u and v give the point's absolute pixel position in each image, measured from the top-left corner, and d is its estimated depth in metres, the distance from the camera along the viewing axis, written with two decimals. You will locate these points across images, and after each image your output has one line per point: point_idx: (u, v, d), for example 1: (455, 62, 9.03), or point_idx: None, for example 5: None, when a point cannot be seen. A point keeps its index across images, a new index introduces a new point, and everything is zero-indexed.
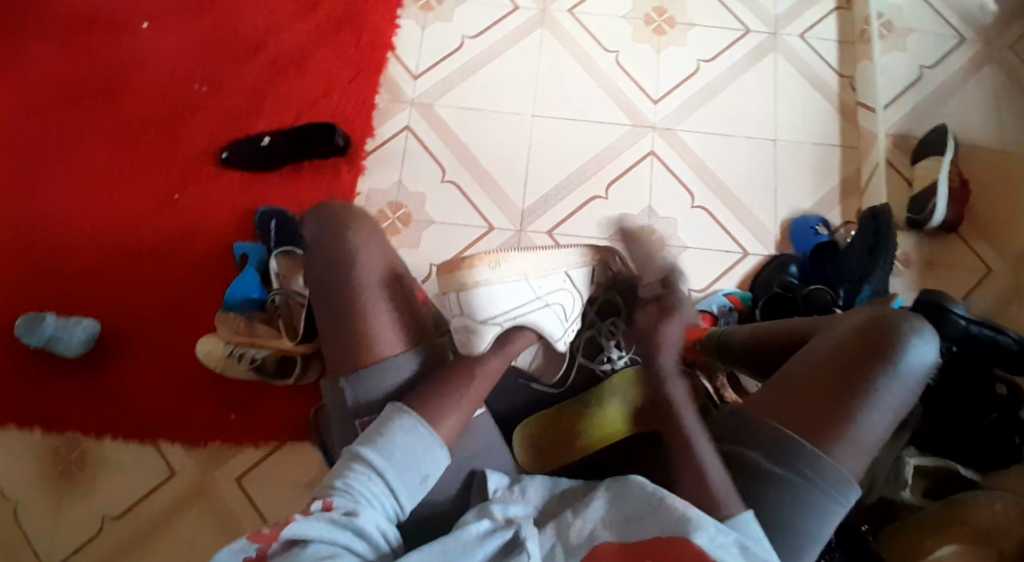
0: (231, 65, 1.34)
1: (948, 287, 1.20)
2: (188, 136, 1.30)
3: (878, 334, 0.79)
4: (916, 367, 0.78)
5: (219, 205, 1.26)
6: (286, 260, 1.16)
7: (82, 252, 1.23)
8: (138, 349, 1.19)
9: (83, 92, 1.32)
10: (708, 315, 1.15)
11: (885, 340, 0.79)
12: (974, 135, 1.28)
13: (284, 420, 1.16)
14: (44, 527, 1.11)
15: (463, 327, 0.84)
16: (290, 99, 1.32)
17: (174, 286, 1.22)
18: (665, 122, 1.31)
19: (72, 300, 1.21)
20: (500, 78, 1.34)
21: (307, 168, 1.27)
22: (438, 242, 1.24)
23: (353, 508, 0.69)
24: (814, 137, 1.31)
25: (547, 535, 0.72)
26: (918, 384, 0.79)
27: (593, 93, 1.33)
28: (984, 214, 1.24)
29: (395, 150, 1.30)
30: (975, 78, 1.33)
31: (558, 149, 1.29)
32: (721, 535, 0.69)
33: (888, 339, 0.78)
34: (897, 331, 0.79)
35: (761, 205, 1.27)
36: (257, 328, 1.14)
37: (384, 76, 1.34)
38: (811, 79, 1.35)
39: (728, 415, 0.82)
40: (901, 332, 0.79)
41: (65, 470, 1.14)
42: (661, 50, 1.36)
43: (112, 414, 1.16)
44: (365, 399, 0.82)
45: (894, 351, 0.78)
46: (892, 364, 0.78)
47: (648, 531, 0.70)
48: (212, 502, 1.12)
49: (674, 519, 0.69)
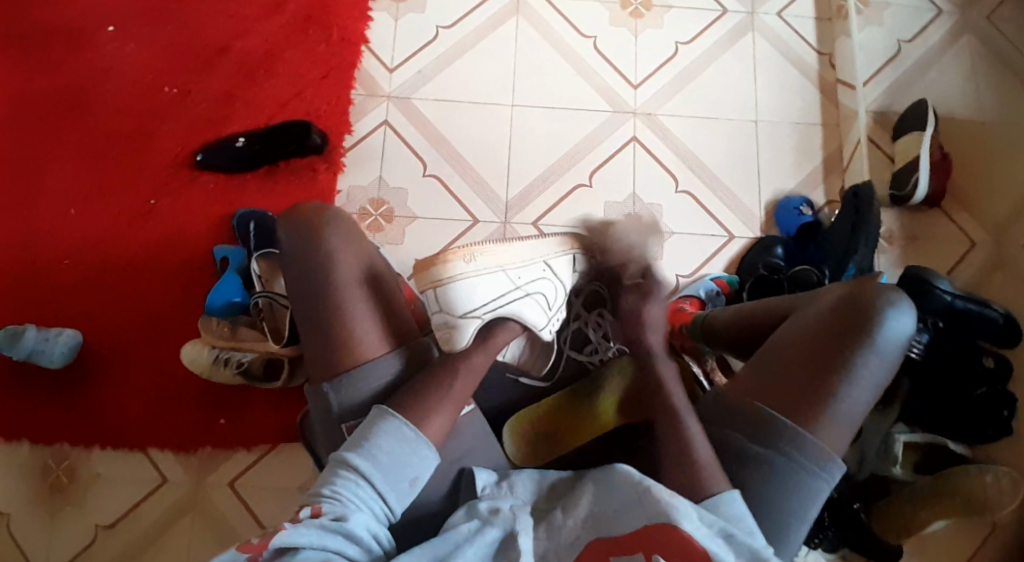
0: (201, 66, 1.32)
1: (933, 262, 1.20)
2: (161, 140, 1.28)
3: (853, 309, 0.79)
4: (893, 341, 0.78)
5: (197, 209, 1.25)
6: (265, 262, 1.13)
7: (61, 262, 1.22)
8: (123, 359, 1.18)
9: (53, 99, 1.30)
10: (696, 299, 1.15)
11: (863, 314, 0.78)
12: (954, 108, 1.28)
13: (274, 423, 1.15)
14: (37, 540, 1.10)
15: (444, 324, 0.83)
16: (262, 99, 1.30)
17: (156, 292, 1.21)
18: (645, 107, 1.30)
19: (53, 312, 1.19)
20: (477, 68, 1.32)
21: (284, 169, 1.26)
22: (422, 236, 1.23)
23: (341, 514, 0.69)
24: (794, 116, 1.30)
25: (540, 540, 0.73)
26: (896, 357, 0.78)
27: (572, 80, 1.31)
28: (967, 188, 1.24)
29: (374, 146, 1.28)
30: (953, 50, 1.32)
31: (539, 139, 1.28)
32: (702, 522, 0.69)
33: (864, 314, 0.78)
34: (873, 306, 0.78)
35: (744, 187, 1.26)
36: (241, 332, 1.13)
37: (359, 71, 1.33)
38: (790, 57, 1.34)
39: (711, 398, 0.82)
40: (878, 306, 0.78)
41: (56, 483, 1.13)
42: (638, 34, 1.35)
43: (99, 425, 1.15)
44: (349, 403, 0.81)
45: (870, 326, 0.77)
46: (871, 338, 0.77)
47: (634, 524, 0.71)
48: (205, 512, 1.12)
49: (662, 511, 0.69)
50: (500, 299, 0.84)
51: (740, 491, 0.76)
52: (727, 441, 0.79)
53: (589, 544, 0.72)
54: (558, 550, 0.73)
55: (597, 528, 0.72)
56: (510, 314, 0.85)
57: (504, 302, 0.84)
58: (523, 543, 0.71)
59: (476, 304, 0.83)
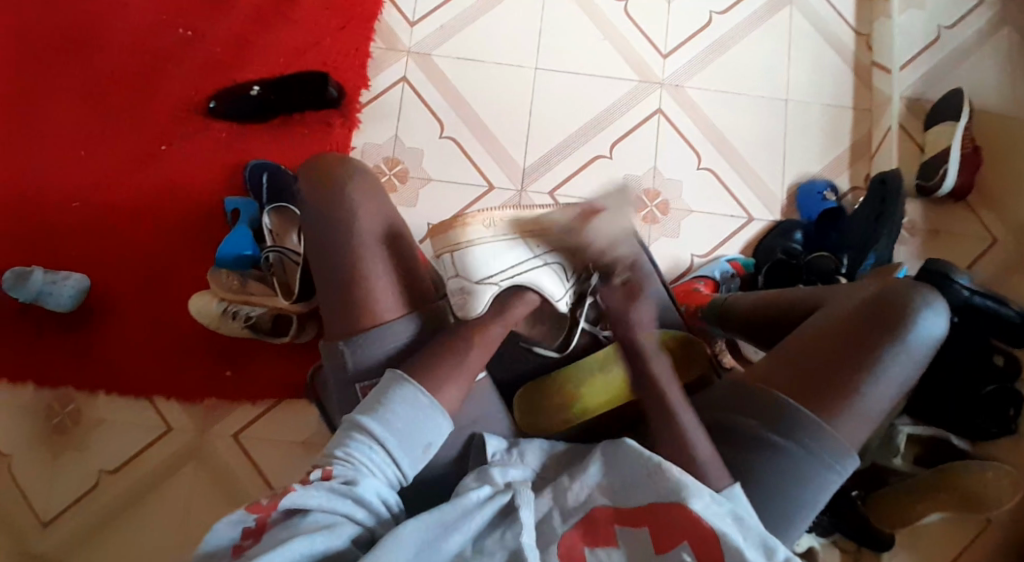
0: (216, 9, 1.28)
1: (953, 255, 1.19)
2: (173, 84, 1.25)
3: (885, 307, 0.78)
4: (923, 341, 0.77)
5: (209, 157, 1.22)
6: (279, 217, 1.12)
7: (68, 204, 1.20)
8: (131, 305, 1.17)
9: (65, 35, 1.26)
10: (710, 281, 1.14)
11: (895, 312, 0.78)
12: (989, 100, 1.25)
13: (281, 378, 1.15)
14: (40, 480, 1.11)
15: (459, 289, 0.82)
16: (279, 47, 1.26)
17: (165, 239, 1.19)
18: (673, 79, 1.27)
19: (60, 254, 1.18)
20: (501, 28, 1.28)
21: (298, 120, 1.23)
22: (436, 200, 1.21)
23: (352, 478, 0.69)
24: (825, 97, 1.27)
25: (544, 499, 0.73)
26: (927, 356, 0.78)
27: (601, 47, 1.27)
28: (995, 182, 1.22)
29: (391, 102, 1.25)
30: (994, 39, 1.28)
31: (562, 106, 1.25)
32: (715, 503, 0.69)
33: (898, 314, 0.77)
34: (909, 304, 0.78)
35: (769, 167, 1.24)
36: (250, 286, 1.11)
37: (380, 24, 1.28)
38: (825, 34, 1.30)
39: (728, 384, 0.82)
40: (912, 304, 0.78)
41: (61, 426, 1.13)
42: (671, 1, 1.30)
43: (105, 371, 1.15)
44: (365, 363, 0.80)
45: (903, 325, 0.77)
46: (900, 336, 0.77)
47: (642, 497, 0.71)
48: (208, 460, 1.12)
49: (671, 486, 0.70)
50: (519, 265, 0.82)
51: (756, 478, 0.76)
52: (735, 421, 0.78)
53: (592, 510, 0.72)
54: (564, 511, 0.72)
55: (608, 494, 0.73)
56: (527, 283, 0.82)
57: (523, 269, 0.82)
58: (525, 515, 0.69)
59: (493, 270, 0.81)
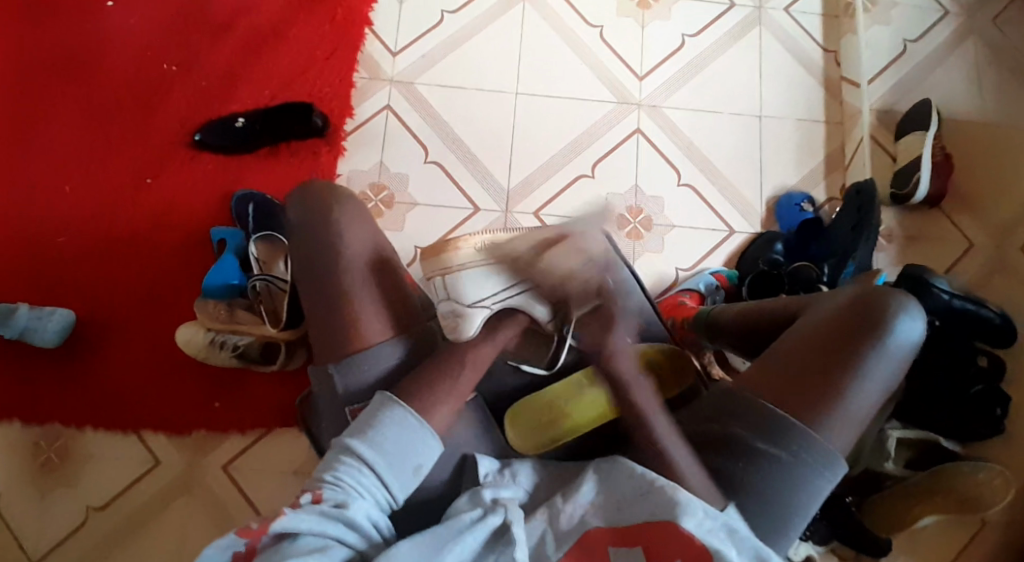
0: (201, 45, 1.30)
1: (931, 262, 1.21)
2: (159, 118, 1.26)
3: (864, 313, 0.79)
4: (902, 344, 0.78)
5: (195, 189, 1.23)
6: (265, 245, 1.13)
7: (54, 240, 1.20)
8: (118, 340, 1.16)
9: (49, 75, 1.27)
10: (696, 293, 1.15)
11: (874, 317, 0.79)
12: (956, 110, 1.29)
13: (270, 407, 1.14)
14: (25, 521, 1.09)
15: (452, 312, 0.82)
16: (263, 79, 1.28)
17: (152, 272, 1.19)
18: (651, 99, 1.30)
19: (46, 291, 1.17)
20: (482, 55, 1.31)
21: (284, 151, 1.24)
22: (423, 223, 1.22)
23: (342, 501, 0.68)
24: (798, 112, 1.30)
25: (537, 522, 0.73)
26: (907, 360, 0.79)
27: (579, 70, 1.31)
28: (967, 189, 1.25)
29: (375, 130, 1.27)
30: (958, 52, 1.33)
31: (544, 128, 1.27)
32: (708, 519, 0.69)
33: (878, 319, 0.78)
34: (886, 309, 0.79)
35: (747, 182, 1.26)
36: (238, 315, 1.11)
37: (362, 54, 1.31)
38: (796, 53, 1.34)
39: (718, 395, 0.82)
40: (890, 309, 0.79)
41: (46, 464, 1.11)
42: (645, 25, 1.34)
43: (92, 407, 1.13)
44: (353, 387, 0.80)
45: (883, 329, 0.78)
46: (881, 341, 0.78)
47: (637, 517, 0.71)
48: (198, 494, 1.11)
49: (663, 504, 0.70)
50: (510, 289, 0.83)
51: (750, 488, 0.75)
52: (730, 433, 0.78)
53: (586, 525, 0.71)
54: (558, 535, 0.72)
55: (600, 515, 0.72)
56: (519, 306, 0.84)
57: (514, 292, 0.83)
58: (518, 533, 0.69)
59: (485, 293, 0.82)
